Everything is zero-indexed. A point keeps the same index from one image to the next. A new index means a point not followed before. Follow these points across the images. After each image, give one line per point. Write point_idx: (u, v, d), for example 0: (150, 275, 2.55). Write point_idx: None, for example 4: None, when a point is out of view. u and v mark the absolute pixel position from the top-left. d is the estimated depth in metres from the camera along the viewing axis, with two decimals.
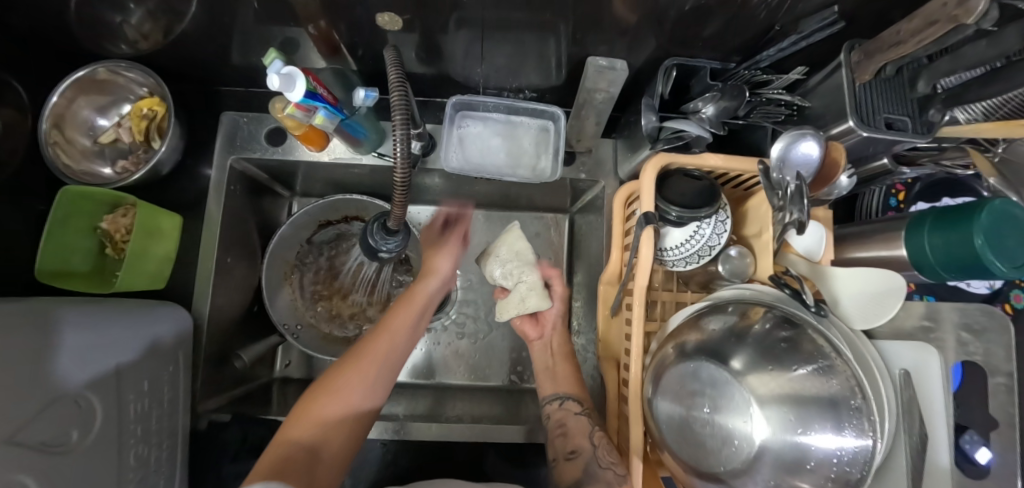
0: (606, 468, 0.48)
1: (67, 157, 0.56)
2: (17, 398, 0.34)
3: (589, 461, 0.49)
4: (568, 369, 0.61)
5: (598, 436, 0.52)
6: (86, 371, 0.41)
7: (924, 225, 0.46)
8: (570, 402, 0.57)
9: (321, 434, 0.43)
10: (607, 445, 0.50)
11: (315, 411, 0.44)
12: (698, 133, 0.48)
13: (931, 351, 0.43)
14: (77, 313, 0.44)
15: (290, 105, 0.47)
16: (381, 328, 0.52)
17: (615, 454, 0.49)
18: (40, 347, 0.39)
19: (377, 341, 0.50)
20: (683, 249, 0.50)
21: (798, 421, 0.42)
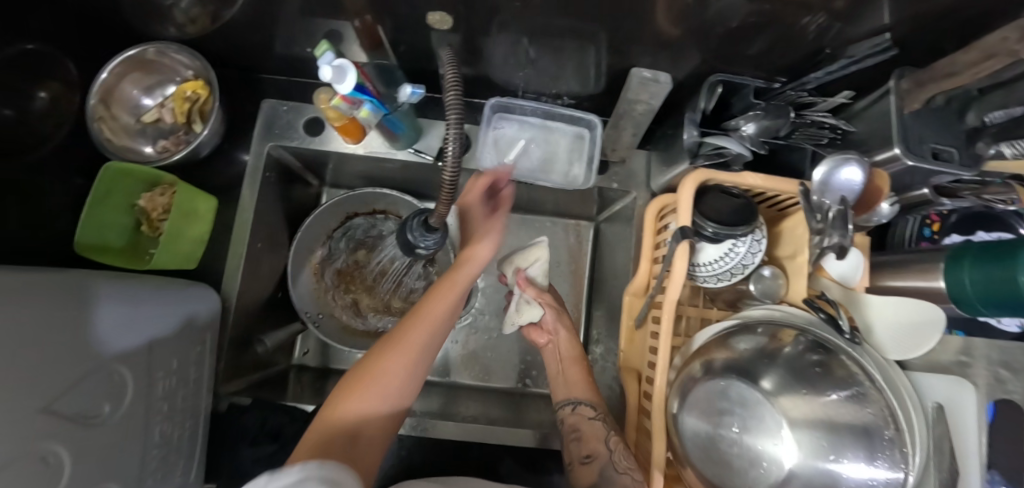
0: (624, 473, 0.44)
1: (111, 133, 0.57)
2: (57, 368, 0.34)
3: (607, 465, 0.46)
4: (577, 369, 0.57)
5: (617, 442, 0.48)
6: (128, 344, 0.42)
7: (965, 260, 0.45)
8: (583, 405, 0.52)
9: (376, 404, 0.39)
10: (625, 451, 0.47)
11: (353, 397, 0.38)
12: (740, 151, 0.48)
13: (966, 386, 0.43)
14: (112, 283, 0.44)
15: (338, 97, 0.47)
16: (417, 311, 0.43)
17: (634, 462, 0.46)
18: (79, 313, 0.38)
19: (422, 313, 0.42)
20: (716, 265, 0.50)
21: (830, 446, 0.42)
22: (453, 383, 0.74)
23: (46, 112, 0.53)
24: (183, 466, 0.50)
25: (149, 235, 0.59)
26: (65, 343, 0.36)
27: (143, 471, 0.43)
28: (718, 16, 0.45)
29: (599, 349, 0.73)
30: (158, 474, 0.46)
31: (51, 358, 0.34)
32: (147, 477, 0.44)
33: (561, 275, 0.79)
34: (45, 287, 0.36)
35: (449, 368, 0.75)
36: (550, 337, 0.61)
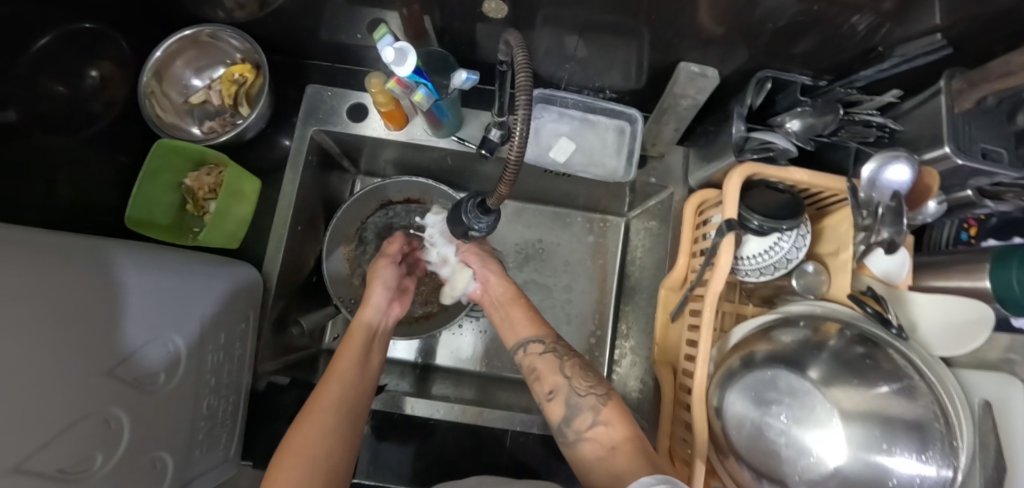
0: (586, 395, 0.46)
1: (161, 111, 0.59)
2: (119, 333, 0.35)
3: (569, 394, 0.46)
4: (520, 307, 0.57)
5: (573, 366, 0.49)
6: (167, 314, 0.40)
7: (1012, 259, 0.45)
8: (531, 343, 0.53)
9: (308, 475, 0.37)
10: (582, 373, 0.48)
11: (285, 476, 0.37)
12: (785, 146, 0.48)
13: (1016, 383, 0.43)
14: (131, 253, 0.40)
15: (392, 80, 0.49)
16: (328, 375, 0.48)
17: (594, 380, 0.48)
18: (107, 281, 0.35)
19: (336, 370, 0.48)
20: (759, 259, 0.50)
21: (884, 437, 0.41)
22: (481, 373, 0.74)
23: (101, 89, 0.54)
24: (224, 440, 0.51)
25: (194, 213, 0.60)
26: (126, 312, 0.36)
27: (191, 441, 0.44)
28: (771, 12, 0.45)
29: (628, 344, 0.73)
30: (204, 446, 0.47)
31: (80, 325, 0.32)
32: (195, 447, 0.45)
33: (589, 270, 0.79)
34: (63, 251, 0.33)
35: (476, 358, 0.75)
36: (483, 285, 0.62)
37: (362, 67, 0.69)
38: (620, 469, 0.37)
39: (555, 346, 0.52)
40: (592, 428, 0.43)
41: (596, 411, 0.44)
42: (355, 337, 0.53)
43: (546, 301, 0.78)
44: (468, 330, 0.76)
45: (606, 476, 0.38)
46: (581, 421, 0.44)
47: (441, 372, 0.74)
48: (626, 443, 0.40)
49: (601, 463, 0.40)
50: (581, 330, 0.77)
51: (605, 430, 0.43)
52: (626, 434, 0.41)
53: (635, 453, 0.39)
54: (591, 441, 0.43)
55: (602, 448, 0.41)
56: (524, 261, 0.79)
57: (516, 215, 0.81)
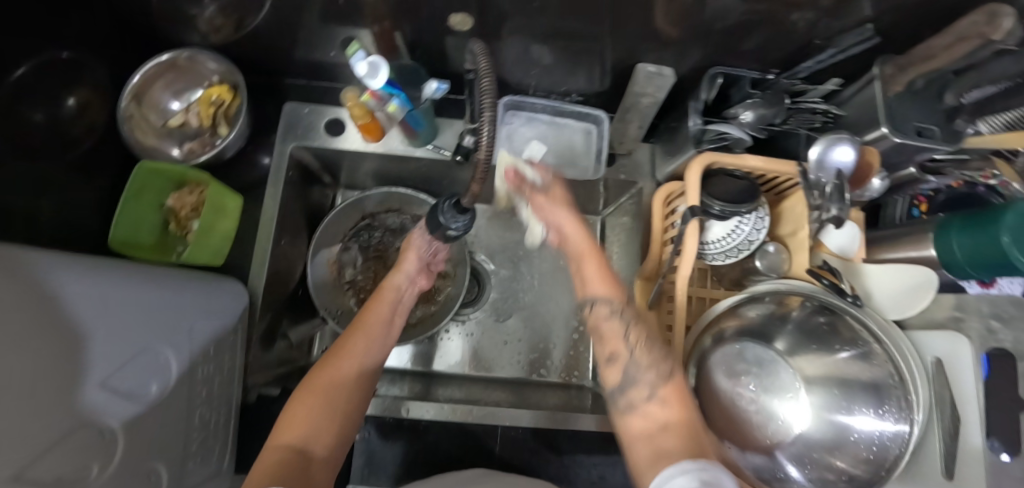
0: (646, 371, 0.42)
1: (141, 134, 0.60)
2: (109, 345, 0.37)
3: (627, 364, 0.43)
4: (597, 259, 0.50)
5: (638, 336, 0.45)
6: (133, 326, 0.39)
7: (952, 228, 0.50)
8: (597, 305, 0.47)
9: (321, 423, 0.43)
10: (646, 344, 0.44)
11: (302, 412, 0.43)
12: (740, 136, 0.53)
13: (965, 341, 0.44)
14: (65, 264, 0.37)
15: (367, 93, 0.53)
16: (354, 326, 0.53)
17: (658, 355, 0.43)
18: (46, 296, 0.33)
19: (362, 326, 0.53)
20: (724, 243, 0.53)
21: (843, 398, 0.47)
22: (470, 375, 0.76)
23: (79, 114, 0.55)
24: (217, 452, 0.52)
25: (176, 233, 0.61)
26: (114, 324, 0.38)
27: (185, 452, 0.45)
28: (715, 12, 0.49)
29: None
30: (198, 458, 0.48)
31: (39, 341, 0.30)
32: (189, 458, 0.46)
33: (570, 268, 0.82)
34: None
35: (464, 360, 0.77)
36: (558, 232, 0.53)
37: (338, 83, 0.71)
38: (666, 450, 0.35)
39: (622, 312, 0.46)
40: (647, 403, 0.41)
41: (655, 387, 0.41)
42: (385, 295, 0.58)
43: (530, 301, 0.80)
44: (455, 334, 0.77)
45: (647, 450, 0.36)
46: (636, 393, 0.41)
47: (430, 377, 0.75)
48: (680, 426, 0.38)
49: (644, 440, 0.38)
50: (565, 326, 0.79)
51: (659, 409, 0.40)
52: (683, 418, 0.38)
53: (689, 438, 0.36)
54: (639, 415, 0.40)
55: (651, 425, 0.39)
56: (505, 263, 0.82)
57: (494, 219, 0.83)
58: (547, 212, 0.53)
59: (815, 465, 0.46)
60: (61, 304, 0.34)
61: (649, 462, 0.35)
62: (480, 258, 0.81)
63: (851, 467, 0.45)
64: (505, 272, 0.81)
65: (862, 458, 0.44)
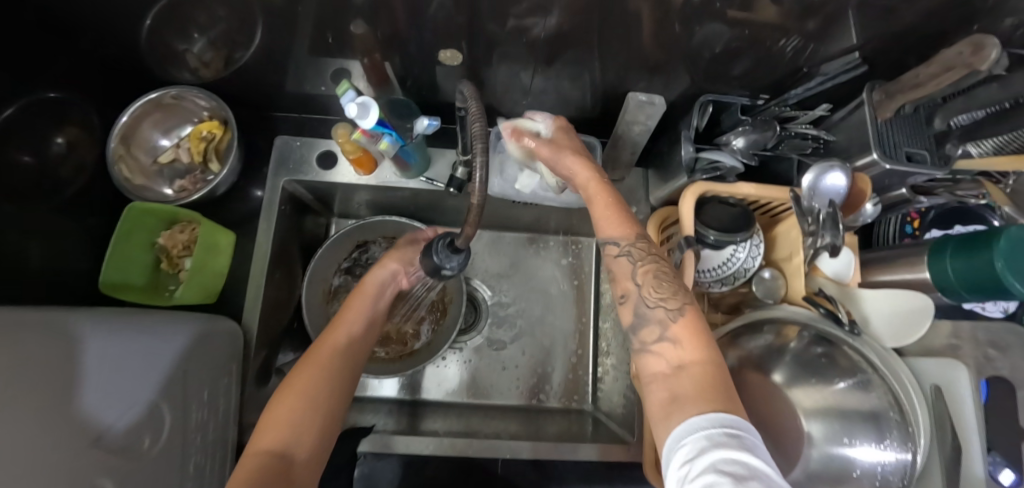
0: (656, 307, 0.41)
1: (130, 174, 0.59)
2: (102, 406, 0.37)
3: (638, 302, 0.43)
4: (608, 201, 0.48)
5: (647, 272, 0.44)
6: (137, 379, 0.40)
7: (946, 250, 0.49)
8: (608, 245, 0.47)
9: (303, 423, 0.42)
10: (655, 281, 0.43)
11: (283, 413, 0.42)
12: (732, 164, 0.52)
13: (959, 365, 0.45)
14: (103, 322, 0.42)
15: (358, 131, 0.51)
16: (333, 324, 0.53)
17: (670, 290, 0.42)
18: (65, 354, 0.37)
19: (341, 322, 0.53)
20: (718, 271, 0.53)
21: (843, 431, 0.44)
22: (469, 403, 0.75)
23: (70, 155, 0.55)
24: None
25: (168, 271, 0.60)
26: (111, 383, 0.38)
27: None
28: (702, 41, 0.50)
29: (609, 361, 0.75)
30: None
31: (24, 411, 0.32)
32: None
33: (567, 291, 0.82)
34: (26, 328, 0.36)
35: (461, 387, 0.76)
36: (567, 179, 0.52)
37: (329, 115, 0.71)
38: (683, 395, 0.34)
39: (631, 249, 0.45)
40: (659, 343, 0.40)
41: (665, 326, 0.40)
42: (366, 289, 0.59)
43: (528, 325, 0.80)
44: (454, 361, 0.77)
45: (664, 395, 0.36)
46: (648, 333, 0.41)
47: (430, 405, 0.74)
48: (699, 367, 0.36)
49: (662, 381, 0.37)
50: (564, 350, 0.79)
51: (672, 348, 0.38)
52: (699, 357, 0.37)
53: (705, 383, 0.34)
54: (655, 356, 0.39)
55: (667, 366, 0.38)
56: (502, 288, 0.81)
57: (489, 244, 0.83)
58: (555, 161, 0.52)
59: None
60: (76, 362, 0.38)
61: (667, 406, 0.34)
62: (476, 284, 0.81)
63: None
64: (502, 296, 0.81)
65: None
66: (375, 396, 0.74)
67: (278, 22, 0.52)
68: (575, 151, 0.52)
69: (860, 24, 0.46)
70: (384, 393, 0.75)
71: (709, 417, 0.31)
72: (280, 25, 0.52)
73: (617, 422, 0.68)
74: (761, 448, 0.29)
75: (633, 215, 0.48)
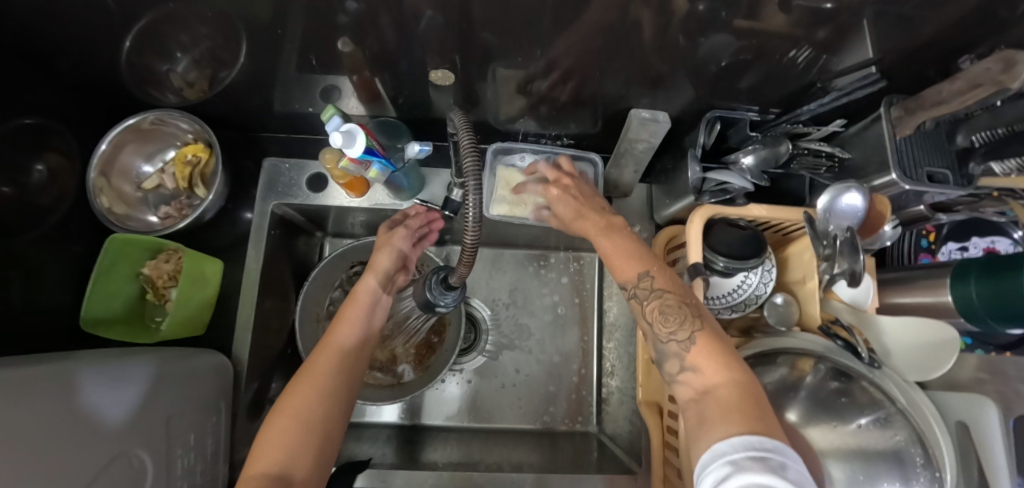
0: (670, 341, 0.39)
1: (112, 204, 0.57)
2: (90, 452, 0.35)
3: (655, 339, 0.40)
4: (608, 239, 0.46)
5: (654, 309, 0.41)
6: (120, 428, 0.38)
7: (970, 273, 0.47)
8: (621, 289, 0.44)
9: (298, 446, 0.39)
10: (663, 316, 0.40)
11: (275, 436, 0.39)
12: (741, 185, 0.50)
13: (989, 404, 0.41)
14: (98, 369, 0.39)
15: (346, 159, 0.49)
16: (326, 337, 0.49)
17: (679, 317, 0.39)
18: (59, 408, 0.34)
19: (334, 336, 0.49)
20: (729, 298, 0.51)
21: (866, 477, 0.41)
22: (470, 427, 0.73)
23: (49, 186, 0.52)
24: None
25: (154, 303, 0.58)
26: (99, 428, 0.36)
27: None
28: (709, 54, 0.47)
29: (613, 382, 0.73)
30: None
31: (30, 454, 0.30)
32: None
33: (568, 308, 0.80)
34: (22, 378, 0.32)
35: (461, 410, 0.74)
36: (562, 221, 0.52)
37: (320, 133, 0.69)
38: (709, 420, 0.32)
39: (639, 290, 0.42)
40: (683, 372, 0.38)
41: (682, 359, 0.38)
42: (360, 297, 0.52)
43: (531, 345, 0.78)
44: (455, 385, 0.75)
45: (694, 421, 0.34)
46: (671, 364, 0.39)
47: (430, 431, 0.72)
48: (722, 390, 0.34)
49: (692, 408, 0.36)
50: (566, 370, 0.77)
51: (696, 375, 0.37)
52: (722, 379, 0.35)
53: (728, 407, 0.32)
54: (684, 385, 0.37)
55: (693, 392, 0.36)
56: (502, 306, 0.79)
57: (488, 261, 0.81)
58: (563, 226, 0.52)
59: None
60: (74, 401, 0.36)
61: (697, 429, 0.33)
62: (475, 304, 0.79)
63: None
64: (502, 315, 0.79)
65: None
66: (373, 421, 0.73)
67: (262, 42, 0.49)
68: (570, 211, 0.50)
69: (878, 36, 0.43)
70: (383, 418, 0.73)
71: (733, 442, 0.29)
72: (265, 46, 0.50)
73: (623, 449, 0.65)
74: (795, 470, 0.27)
75: (645, 249, 0.44)
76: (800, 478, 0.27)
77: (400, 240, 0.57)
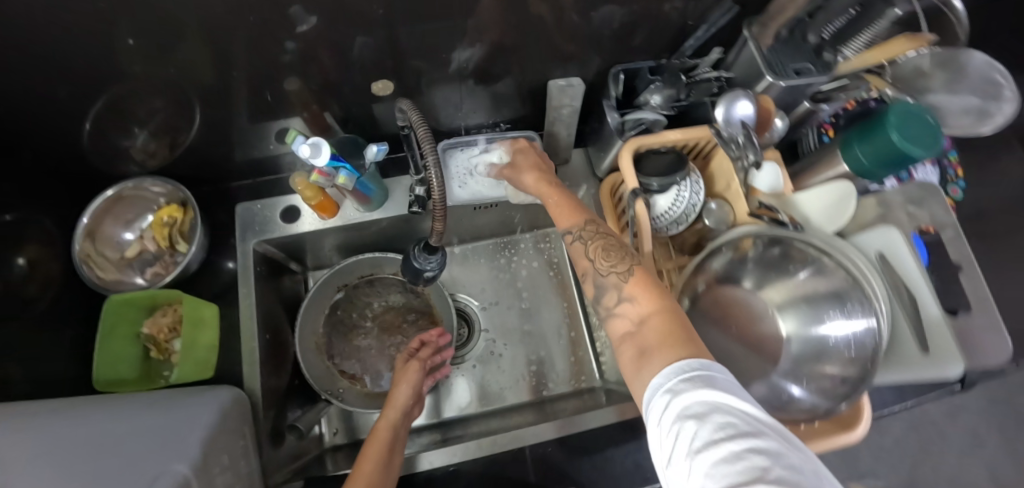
0: (610, 275, 0.45)
1: (100, 271, 0.61)
2: (127, 468, 0.37)
3: (596, 275, 0.46)
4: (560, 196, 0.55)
5: (598, 248, 0.47)
6: (145, 449, 0.40)
7: (853, 141, 0.56)
8: (565, 234, 0.51)
9: None
10: (606, 255, 0.46)
11: None
12: (654, 117, 0.60)
13: (893, 231, 0.50)
14: None
15: (314, 173, 0.55)
16: (352, 477, 0.52)
17: (617, 257, 0.46)
18: None
19: (359, 476, 0.51)
20: (671, 212, 0.59)
21: (814, 313, 0.49)
22: (483, 411, 0.76)
23: (33, 270, 0.53)
24: None
25: (159, 359, 0.60)
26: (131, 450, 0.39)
27: None
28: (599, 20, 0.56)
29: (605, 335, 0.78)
30: None
31: None
32: None
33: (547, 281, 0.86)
34: None
35: (473, 399, 0.77)
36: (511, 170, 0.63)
37: (283, 174, 0.74)
38: (646, 347, 0.36)
39: (582, 233, 0.49)
40: (620, 305, 0.42)
41: (622, 288, 0.43)
42: (380, 435, 0.58)
43: (524, 322, 0.83)
44: (461, 376, 0.78)
45: (633, 353, 0.37)
46: (610, 298, 0.43)
47: (450, 424, 0.75)
48: (655, 317, 0.39)
49: (628, 339, 0.39)
50: (560, 337, 0.82)
51: (632, 306, 0.41)
52: (653, 307, 0.40)
53: (663, 331, 0.37)
54: (620, 317, 0.42)
55: (629, 323, 0.40)
56: (488, 295, 0.84)
57: (464, 258, 0.86)
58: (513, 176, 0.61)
59: (812, 380, 0.48)
60: None
61: (637, 362, 0.36)
62: (462, 298, 0.84)
63: (842, 370, 0.48)
64: (489, 302, 0.84)
65: (849, 359, 0.47)
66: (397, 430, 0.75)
67: (215, 95, 0.55)
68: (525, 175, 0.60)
69: None
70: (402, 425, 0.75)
71: (668, 371, 0.32)
72: (219, 97, 0.56)
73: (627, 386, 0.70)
74: (723, 379, 0.31)
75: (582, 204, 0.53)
76: (728, 383, 0.31)
77: (415, 373, 0.65)
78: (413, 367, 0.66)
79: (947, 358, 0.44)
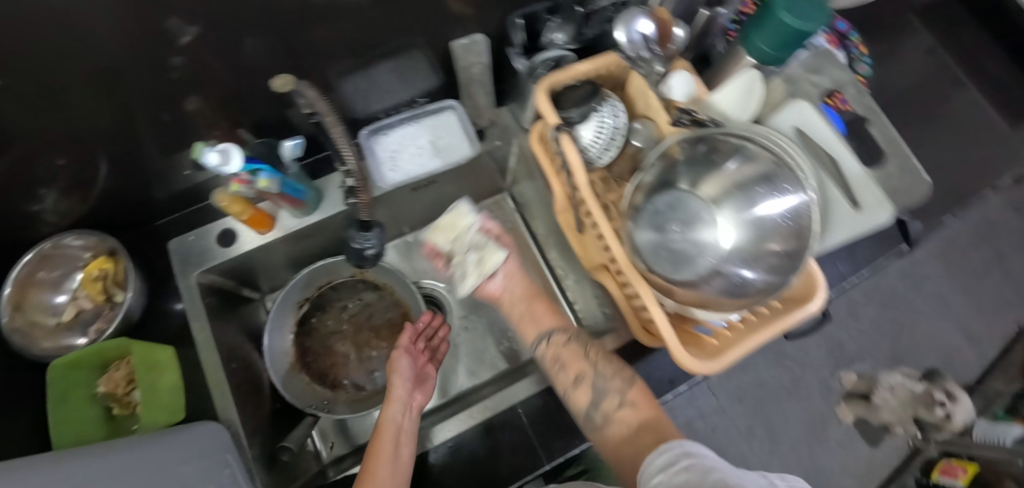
0: (611, 381, 0.56)
1: (37, 339, 0.58)
2: None
3: (595, 380, 0.57)
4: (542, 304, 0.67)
5: (594, 355, 0.59)
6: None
7: (751, 34, 0.57)
8: (555, 331, 0.63)
9: None
10: (606, 363, 0.58)
11: None
12: (564, 56, 0.63)
13: (803, 103, 0.51)
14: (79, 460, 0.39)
15: (233, 182, 0.54)
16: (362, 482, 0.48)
17: (615, 367, 0.58)
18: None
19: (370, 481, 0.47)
20: (598, 141, 0.60)
21: (748, 199, 0.52)
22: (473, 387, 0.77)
23: None
24: None
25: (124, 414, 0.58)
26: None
27: None
28: None
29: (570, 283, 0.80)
30: None
31: None
32: None
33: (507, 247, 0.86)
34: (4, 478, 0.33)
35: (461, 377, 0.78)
36: (506, 279, 0.68)
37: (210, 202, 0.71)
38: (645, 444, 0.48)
39: (572, 336, 0.62)
40: (620, 409, 0.54)
41: (623, 393, 0.55)
42: (385, 435, 0.54)
43: None
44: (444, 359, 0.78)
45: (632, 446, 0.49)
46: (609, 403, 0.55)
47: (444, 406, 0.75)
48: (644, 416, 0.52)
49: (626, 440, 0.51)
50: None
51: (631, 411, 0.53)
52: (650, 413, 0.52)
53: (649, 424, 0.51)
54: (620, 420, 0.53)
55: (629, 426, 0.52)
56: None
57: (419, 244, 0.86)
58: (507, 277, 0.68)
59: (759, 260, 0.50)
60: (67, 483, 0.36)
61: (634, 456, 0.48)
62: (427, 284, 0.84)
63: (784, 245, 0.49)
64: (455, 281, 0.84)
65: (788, 233, 0.49)
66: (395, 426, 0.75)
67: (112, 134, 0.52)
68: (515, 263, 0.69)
69: None
70: None
71: (677, 452, 0.42)
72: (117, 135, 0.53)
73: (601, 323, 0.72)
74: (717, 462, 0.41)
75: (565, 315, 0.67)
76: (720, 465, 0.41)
77: (404, 356, 0.65)
78: (402, 358, 0.64)
79: (880, 206, 0.48)
